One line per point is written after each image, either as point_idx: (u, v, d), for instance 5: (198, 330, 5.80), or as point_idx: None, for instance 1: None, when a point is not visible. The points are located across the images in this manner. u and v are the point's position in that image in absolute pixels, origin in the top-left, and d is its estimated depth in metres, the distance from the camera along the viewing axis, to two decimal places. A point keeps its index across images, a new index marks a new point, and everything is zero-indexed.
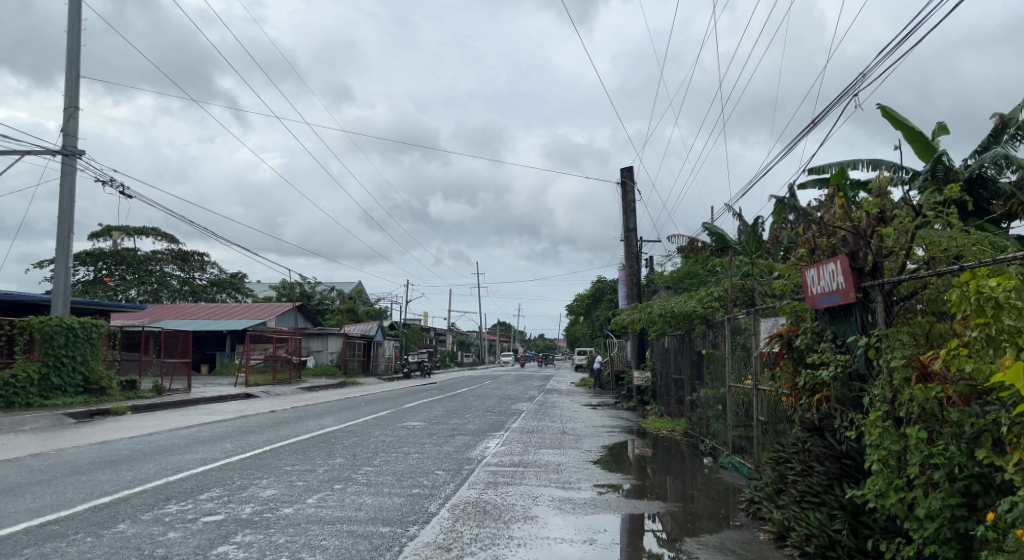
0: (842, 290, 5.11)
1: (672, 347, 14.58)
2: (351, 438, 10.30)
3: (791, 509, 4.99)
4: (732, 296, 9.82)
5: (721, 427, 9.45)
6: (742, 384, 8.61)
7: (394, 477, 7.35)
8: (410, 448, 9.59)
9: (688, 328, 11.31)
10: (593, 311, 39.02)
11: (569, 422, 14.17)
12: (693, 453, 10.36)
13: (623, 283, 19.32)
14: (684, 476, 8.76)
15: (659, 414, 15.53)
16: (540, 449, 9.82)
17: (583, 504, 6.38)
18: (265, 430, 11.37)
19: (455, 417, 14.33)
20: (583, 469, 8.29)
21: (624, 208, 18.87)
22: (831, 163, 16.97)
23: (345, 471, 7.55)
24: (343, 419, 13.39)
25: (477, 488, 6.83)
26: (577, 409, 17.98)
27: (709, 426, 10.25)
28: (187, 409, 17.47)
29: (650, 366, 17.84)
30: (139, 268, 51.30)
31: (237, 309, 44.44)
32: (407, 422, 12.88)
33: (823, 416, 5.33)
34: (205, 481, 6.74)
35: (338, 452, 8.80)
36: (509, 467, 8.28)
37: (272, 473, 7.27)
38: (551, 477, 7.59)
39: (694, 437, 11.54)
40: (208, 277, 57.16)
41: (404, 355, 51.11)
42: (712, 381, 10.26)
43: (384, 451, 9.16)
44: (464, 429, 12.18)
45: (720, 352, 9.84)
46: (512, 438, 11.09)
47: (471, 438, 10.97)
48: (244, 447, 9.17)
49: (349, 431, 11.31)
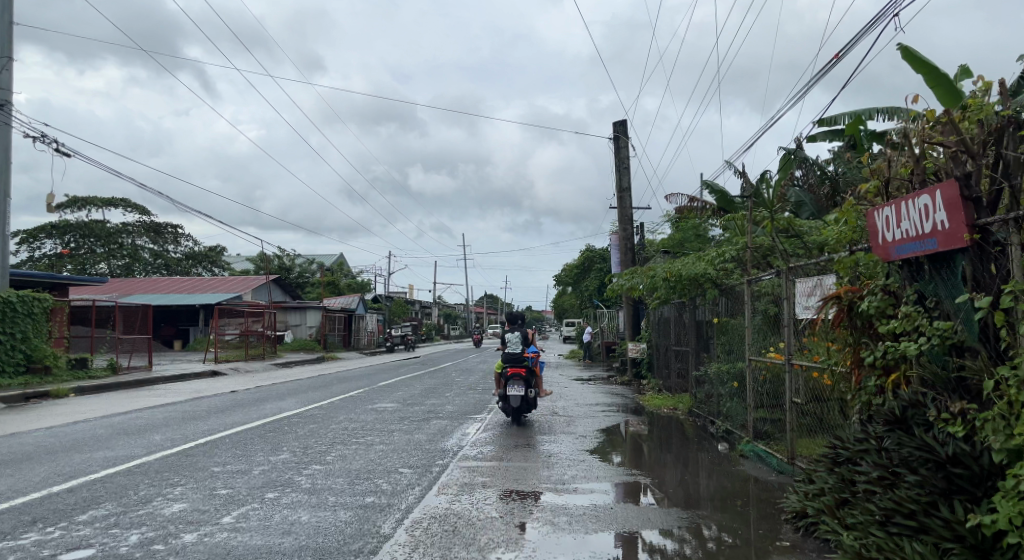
0: (939, 233, 3.75)
1: (673, 316, 13.22)
2: (307, 426, 8.86)
3: (870, 533, 3.65)
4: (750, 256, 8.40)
5: (737, 408, 8.15)
6: (768, 359, 7.23)
7: (346, 479, 5.92)
8: (375, 438, 8.19)
9: (696, 294, 9.90)
10: (581, 281, 37.71)
11: (559, 400, 12.85)
12: (703, 437, 9.04)
13: (615, 248, 17.87)
14: (696, 464, 7.42)
15: (657, 390, 14.29)
16: (528, 436, 8.45)
17: (580, 514, 4.96)
18: (212, 416, 9.91)
19: (432, 396, 12.98)
20: (578, 462, 6.94)
21: (617, 165, 17.31)
22: (843, 114, 15.63)
23: (287, 473, 6.10)
24: (307, 401, 11.99)
25: (448, 495, 5.43)
26: (567, 384, 16.71)
27: (721, 405, 8.95)
28: (138, 390, 15.93)
29: (645, 337, 16.54)
30: (109, 240, 49.09)
31: (211, 283, 42.59)
32: (379, 403, 11.49)
33: (908, 405, 3.99)
34: (98, 492, 5.23)
35: (286, 446, 7.36)
36: (490, 461, 6.90)
37: (193, 478, 5.81)
38: (540, 476, 6.19)
39: (701, 417, 10.26)
40: (183, 251, 55.03)
41: (386, 329, 49.62)
42: (725, 354, 8.92)
43: (343, 442, 7.75)
44: (441, 411, 10.81)
45: (736, 321, 8.45)
46: (495, 422, 9.74)
47: (448, 422, 9.59)
48: (176, 439, 7.70)
49: (310, 415, 9.91)
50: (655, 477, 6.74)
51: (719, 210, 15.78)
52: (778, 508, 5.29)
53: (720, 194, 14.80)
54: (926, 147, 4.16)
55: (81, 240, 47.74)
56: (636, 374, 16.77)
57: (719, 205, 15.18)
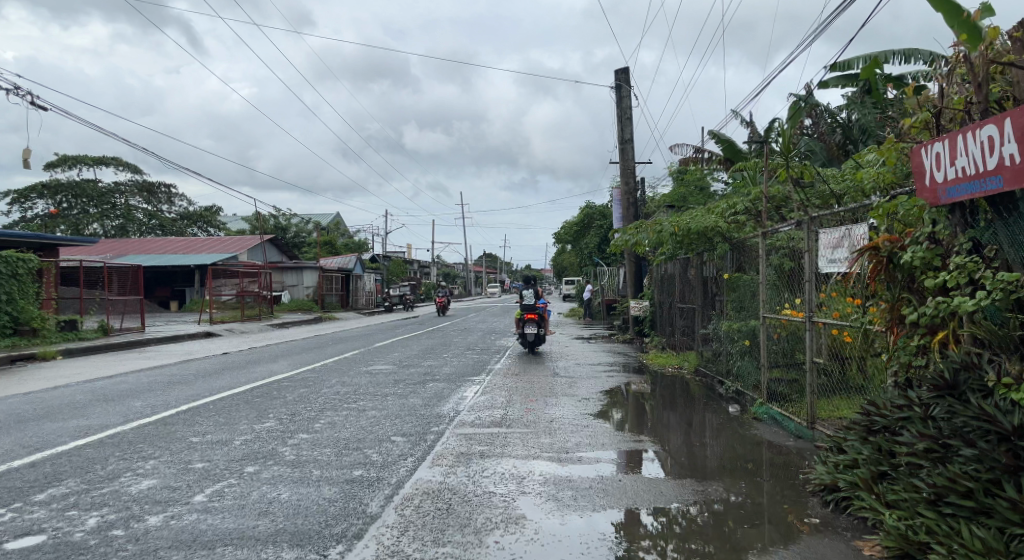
0: (1006, 168, 3.22)
1: (679, 273, 12.72)
2: (297, 390, 8.45)
3: (919, 513, 3.23)
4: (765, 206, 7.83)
5: (748, 368, 7.72)
6: (786, 316, 6.75)
7: (333, 450, 5.50)
8: (367, 402, 7.78)
9: (704, 248, 9.35)
10: (582, 239, 37.01)
11: (560, 360, 12.47)
12: (712, 398, 8.64)
13: (616, 202, 17.21)
14: (706, 426, 7.03)
15: (660, 349, 13.93)
16: (528, 399, 8.05)
17: (587, 487, 4.54)
18: (199, 380, 9.52)
19: (429, 357, 12.60)
20: (582, 427, 6.54)
21: (619, 115, 16.49)
22: (858, 57, 14.76)
23: (269, 443, 5.68)
24: (299, 364, 11.59)
25: (442, 467, 5.01)
26: (568, 343, 16.34)
27: (731, 364, 8.53)
28: (129, 352, 15.56)
29: (648, 294, 16.10)
30: (101, 200, 48.19)
31: (206, 243, 41.98)
32: (373, 365, 11.10)
33: (960, 367, 3.52)
34: (61, 468, 4.79)
35: (273, 413, 6.95)
36: (488, 427, 6.49)
37: (169, 450, 5.38)
38: (542, 444, 5.78)
39: (708, 377, 9.87)
40: (177, 210, 54.17)
41: (385, 288, 49.26)
42: (735, 312, 8.45)
43: (333, 408, 7.34)
44: (438, 373, 10.42)
45: (749, 276, 7.92)
46: (493, 384, 9.34)
47: (445, 385, 9.19)
48: (157, 406, 7.29)
49: (300, 379, 9.51)
50: (664, 441, 6.34)
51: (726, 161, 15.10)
52: (803, 477, 4.86)
53: (728, 145, 14.12)
54: (994, 70, 3.59)
55: (72, 200, 46.85)
56: (639, 332, 16.42)
57: (726, 156, 14.50)
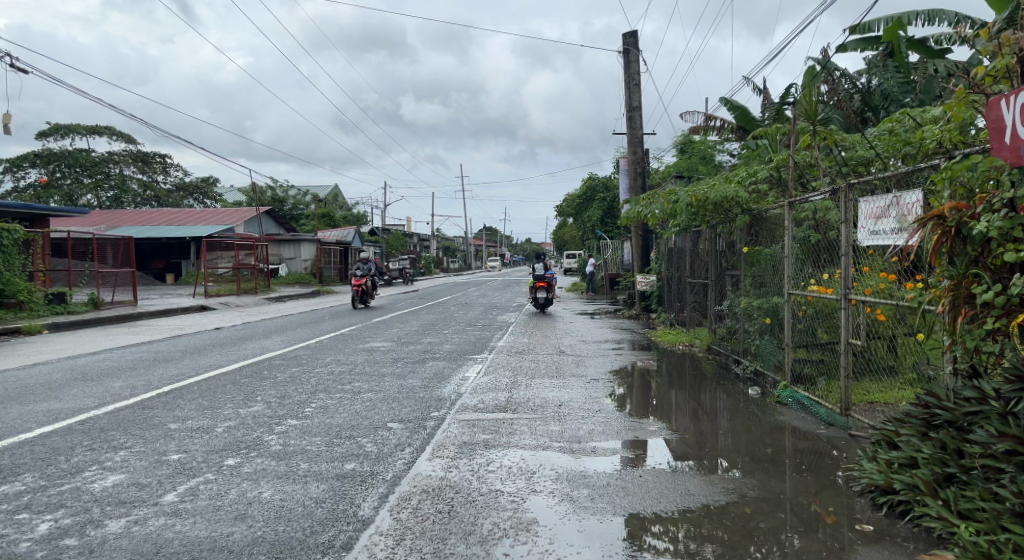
0: None
1: (691, 246, 12.17)
2: (288, 370, 7.99)
3: (1003, 528, 2.72)
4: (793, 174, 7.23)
5: (769, 348, 7.25)
6: (815, 293, 6.23)
7: (323, 439, 5.03)
8: (362, 383, 7.30)
9: (722, 220, 8.76)
10: (584, 212, 36.27)
11: (565, 337, 11.98)
12: (728, 378, 8.14)
13: (624, 173, 16.50)
14: (724, 409, 6.58)
15: (668, 325, 13.47)
16: (534, 381, 7.57)
17: (604, 485, 4.07)
18: (186, 357, 9.03)
19: (429, 333, 12.12)
20: (593, 412, 6.09)
21: (627, 81, 15.68)
22: (879, 18, 13.93)
23: (253, 431, 5.20)
24: (293, 340, 11.13)
25: (442, 460, 4.54)
26: (572, 318, 15.89)
27: (748, 343, 8.05)
28: (119, 326, 15.10)
29: (655, 269, 15.58)
30: (94, 170, 47.33)
31: (201, 215, 41.29)
32: (370, 342, 10.64)
33: None
34: (19, 460, 4.32)
35: (260, 395, 6.47)
36: (492, 412, 6.03)
37: (143, 439, 4.89)
38: (552, 432, 5.33)
39: (722, 356, 9.38)
40: (172, 181, 53.32)
41: (384, 261, 48.70)
42: (754, 288, 7.93)
43: (326, 390, 6.87)
44: (438, 351, 9.95)
45: (772, 250, 7.35)
46: (497, 363, 8.86)
47: (446, 364, 8.73)
48: (138, 386, 6.82)
49: (293, 357, 9.03)
50: (681, 425, 5.89)
51: (738, 130, 14.41)
52: (843, 472, 4.34)
53: (741, 112, 13.41)
54: None
55: (65, 170, 45.98)
56: (645, 307, 15.95)
57: (739, 125, 13.82)
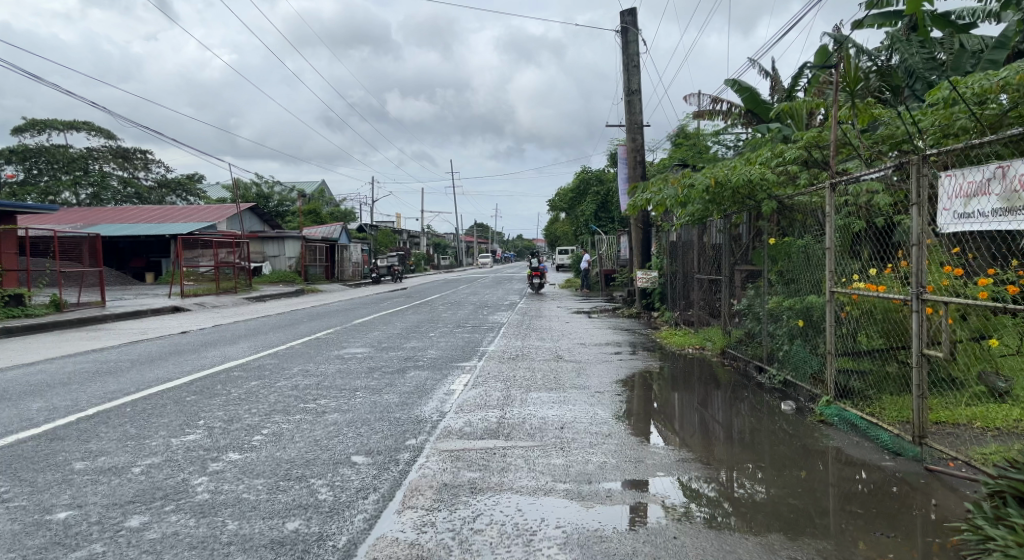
0: None
1: (699, 241, 11.17)
2: (246, 385, 6.90)
3: None
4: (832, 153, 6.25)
5: (803, 355, 6.27)
6: (866, 291, 5.20)
7: (267, 483, 3.96)
8: (329, 401, 6.22)
9: (744, 207, 7.72)
10: (577, 206, 35.30)
11: (561, 340, 10.95)
12: (749, 389, 7.11)
13: (622, 162, 15.41)
14: (751, 428, 5.59)
15: (673, 325, 12.47)
16: (530, 395, 6.52)
17: (630, 554, 3.03)
18: (132, 369, 7.92)
19: (413, 337, 11.07)
20: (601, 437, 5.07)
21: (625, 63, 14.55)
22: None
23: (178, 471, 4.10)
24: (261, 346, 10.03)
25: (415, 516, 3.49)
26: (569, 318, 14.90)
27: (774, 348, 7.06)
28: (78, 330, 13.93)
29: (657, 264, 14.56)
30: (71, 167, 45.80)
31: (181, 212, 39.90)
32: (347, 348, 9.57)
33: None
34: None
35: (203, 420, 5.38)
36: (481, 440, 5.00)
37: (29, 487, 3.79)
38: (555, 469, 4.28)
39: (740, 362, 8.32)
40: (154, 178, 51.82)
41: (372, 259, 47.51)
42: (781, 285, 6.91)
43: (284, 411, 5.79)
44: (421, 358, 8.89)
45: (808, 240, 6.31)
46: (487, 373, 7.82)
47: (429, 375, 7.69)
48: (57, 409, 5.71)
49: (256, 367, 7.94)
50: (704, 452, 4.88)
51: (746, 116, 13.41)
52: (946, 533, 3.28)
53: (750, 95, 12.39)
54: None
55: (41, 166, 44.48)
56: (646, 306, 14.93)
57: (748, 109, 12.82)
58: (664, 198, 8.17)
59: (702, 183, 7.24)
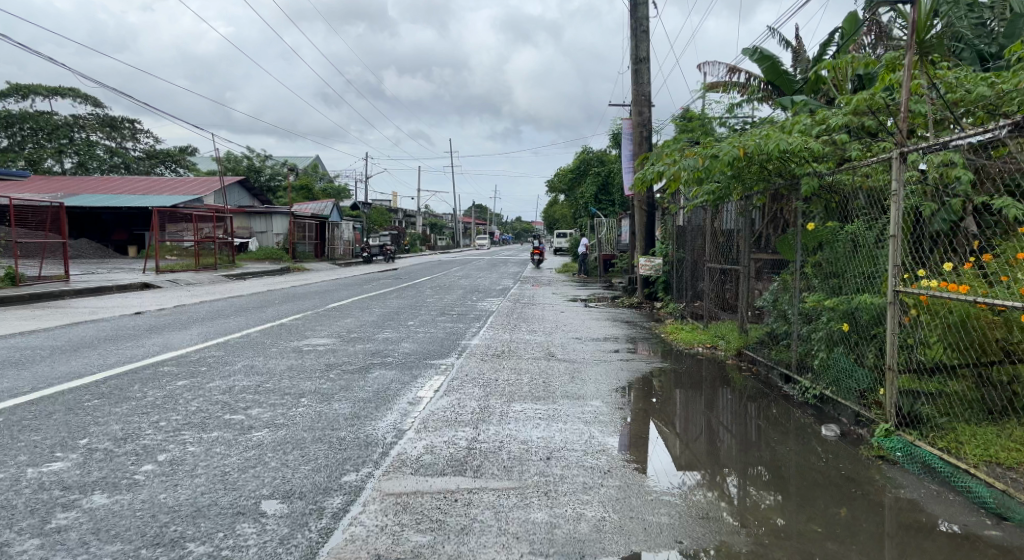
0: None
1: (709, 227, 10.00)
2: (171, 386, 5.71)
3: None
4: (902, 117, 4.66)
5: (848, 367, 5.06)
6: (946, 293, 3.95)
7: (117, 553, 2.75)
8: (262, 413, 5.03)
9: (779, 184, 6.33)
10: (577, 187, 34.00)
11: (555, 333, 9.75)
12: (774, 401, 5.93)
13: (626, 137, 14.13)
14: (782, 457, 4.41)
15: (678, 318, 11.32)
16: (513, 409, 5.34)
17: None
18: (47, 360, 6.70)
19: (389, 326, 9.89)
20: (597, 476, 3.87)
21: (633, 27, 13.08)
22: None
23: (2, 530, 2.90)
24: (214, 333, 8.81)
25: None
26: (564, 306, 13.74)
27: (807, 355, 5.87)
28: (28, 307, 12.69)
29: (661, 250, 13.35)
30: (56, 134, 44.19)
31: (167, 184, 38.44)
32: (309, 339, 8.37)
33: None
34: None
35: (86, 438, 4.17)
36: (438, 477, 3.81)
37: None
38: (533, 532, 3.09)
39: (760, 367, 7.13)
40: (143, 148, 50.15)
41: (365, 237, 46.20)
42: (819, 280, 5.67)
43: (200, 425, 4.59)
44: (391, 353, 7.70)
45: (859, 225, 5.07)
46: (465, 375, 6.64)
47: (395, 376, 6.50)
48: None
49: (192, 361, 6.72)
50: (728, 498, 3.66)
51: (765, 88, 12.07)
52: None
53: (771, 66, 11.07)
54: None
55: (25, 133, 42.93)
56: (648, 296, 13.72)
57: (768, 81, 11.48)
58: (680, 171, 6.52)
59: (731, 152, 5.64)
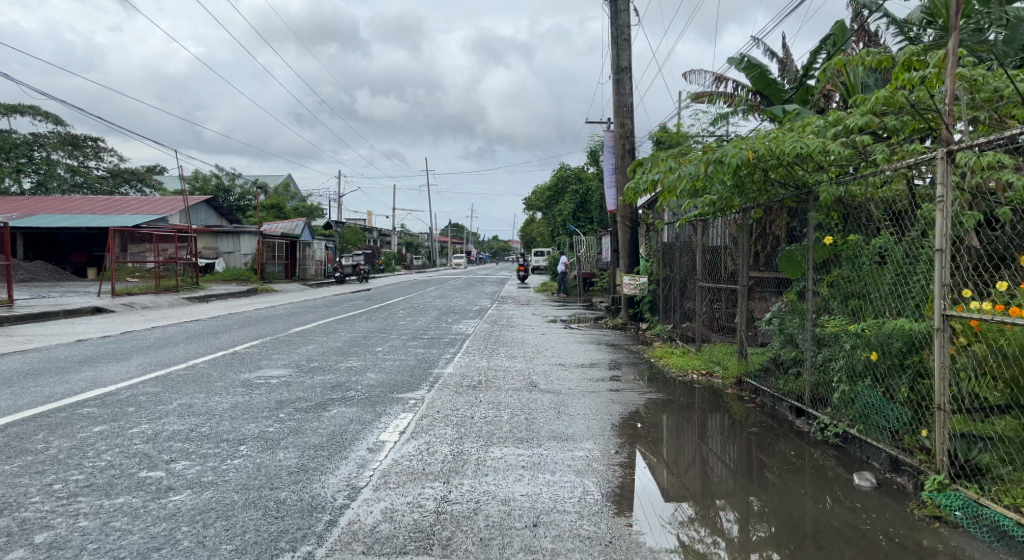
0: None
1: (696, 244, 9.42)
2: (85, 433, 4.78)
3: None
4: (942, 114, 4.04)
5: (878, 401, 4.39)
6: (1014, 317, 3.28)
7: None
8: (188, 467, 4.14)
9: (785, 195, 5.72)
10: (554, 205, 33.53)
11: (537, 359, 8.97)
12: (786, 437, 5.25)
13: (607, 151, 13.60)
14: (811, 511, 3.72)
15: (666, 340, 10.64)
16: (493, 456, 4.54)
17: None
18: None
19: (355, 353, 9.02)
20: (600, 550, 3.09)
21: (614, 36, 12.57)
22: None
23: None
24: (156, 365, 7.84)
25: None
26: (545, 328, 12.98)
27: (825, 385, 5.19)
28: None
29: (646, 268, 12.72)
30: (13, 152, 42.41)
31: (129, 203, 36.98)
32: (262, 371, 7.46)
33: None
34: None
35: None
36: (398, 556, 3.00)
37: None
38: None
39: (765, 398, 6.44)
40: (107, 167, 48.50)
41: (338, 256, 45.10)
42: (839, 301, 5.02)
43: (104, 488, 3.69)
44: (354, 386, 6.85)
45: (887, 239, 4.44)
46: (436, 412, 5.82)
47: (355, 414, 5.65)
48: None
49: (119, 400, 5.79)
50: None
51: (753, 99, 11.63)
52: None
53: (759, 74, 10.63)
54: None
55: None
56: (632, 317, 13.04)
57: (755, 90, 11.03)
58: (676, 180, 5.86)
59: (739, 156, 4.96)
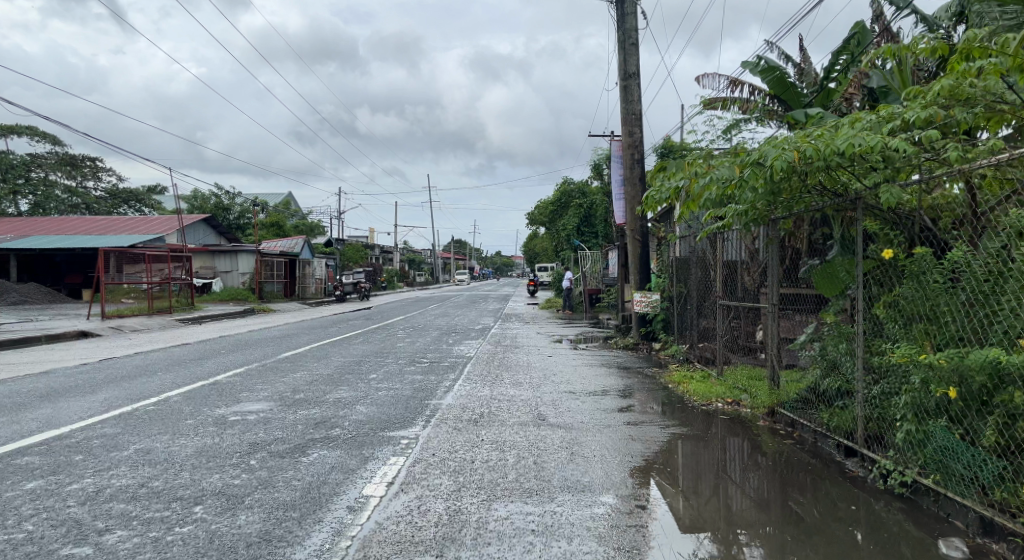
0: None
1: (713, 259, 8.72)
2: (15, 491, 4.05)
3: None
4: None
5: (958, 446, 3.63)
6: None
7: None
8: (124, 540, 3.39)
9: (825, 203, 5.04)
10: (558, 220, 32.98)
11: (544, 386, 8.20)
12: (833, 481, 4.50)
13: (615, 161, 13.04)
14: None
15: (682, 362, 9.88)
16: (497, 518, 3.78)
17: None
18: None
19: (346, 382, 8.27)
20: None
21: (621, 40, 11.96)
22: None
23: None
24: (124, 399, 7.09)
25: None
26: (551, 350, 12.21)
27: (884, 422, 4.44)
28: None
29: (658, 285, 11.97)
30: (11, 174, 42.02)
31: (127, 223, 36.47)
32: (240, 405, 6.71)
33: None
34: None
35: None
36: None
37: None
38: None
39: (803, 433, 5.68)
40: (106, 187, 48.13)
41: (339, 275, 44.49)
42: (899, 324, 4.28)
43: None
44: (340, 423, 6.11)
45: (964, 252, 3.72)
46: (432, 456, 5.06)
47: (338, 460, 4.90)
48: None
49: (69, 446, 5.05)
50: None
51: (768, 104, 11.00)
52: None
53: (776, 78, 10.00)
54: None
55: None
56: (644, 336, 12.20)
57: (772, 94, 10.40)
58: (702, 186, 5.18)
59: (782, 157, 4.27)
